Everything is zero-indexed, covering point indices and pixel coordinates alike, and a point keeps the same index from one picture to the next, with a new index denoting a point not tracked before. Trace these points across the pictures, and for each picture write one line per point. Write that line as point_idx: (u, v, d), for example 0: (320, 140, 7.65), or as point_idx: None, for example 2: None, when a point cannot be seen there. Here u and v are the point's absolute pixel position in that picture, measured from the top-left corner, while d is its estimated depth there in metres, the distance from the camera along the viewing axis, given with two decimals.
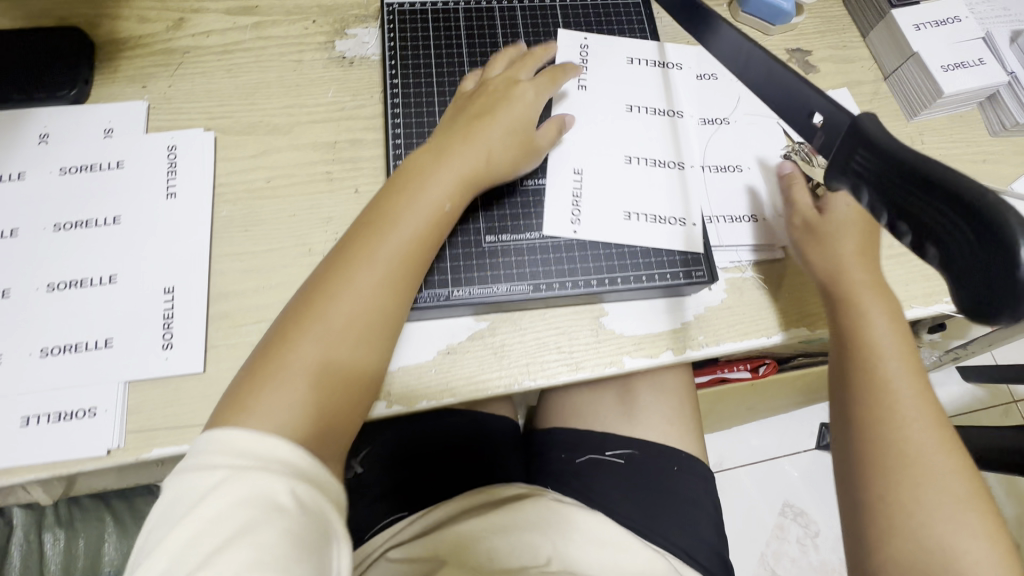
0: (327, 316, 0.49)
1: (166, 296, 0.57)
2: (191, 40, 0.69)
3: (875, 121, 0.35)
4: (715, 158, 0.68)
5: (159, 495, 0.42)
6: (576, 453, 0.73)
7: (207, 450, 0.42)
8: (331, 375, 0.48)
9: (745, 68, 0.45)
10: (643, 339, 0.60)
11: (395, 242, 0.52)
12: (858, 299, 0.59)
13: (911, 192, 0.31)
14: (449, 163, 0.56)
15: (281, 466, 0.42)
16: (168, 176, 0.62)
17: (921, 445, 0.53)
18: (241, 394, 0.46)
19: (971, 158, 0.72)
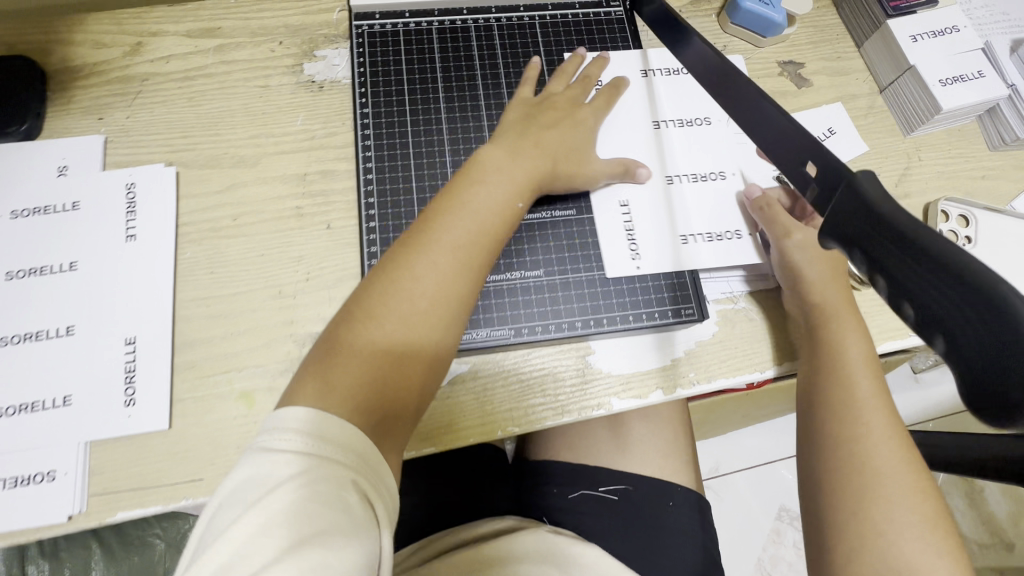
0: (395, 302, 0.48)
1: (128, 348, 0.54)
2: (150, 67, 0.65)
3: (872, 183, 0.32)
4: (699, 165, 0.64)
5: (223, 482, 0.41)
6: (569, 488, 0.71)
7: (285, 428, 0.42)
8: (395, 364, 0.47)
9: (739, 101, 0.44)
10: (631, 379, 0.58)
11: (471, 237, 0.51)
12: (834, 322, 0.56)
13: (912, 265, 0.29)
14: (524, 165, 0.55)
15: (347, 455, 0.41)
16: (127, 216, 0.59)
17: (887, 467, 0.50)
18: (311, 377, 0.46)
19: (970, 174, 0.69)
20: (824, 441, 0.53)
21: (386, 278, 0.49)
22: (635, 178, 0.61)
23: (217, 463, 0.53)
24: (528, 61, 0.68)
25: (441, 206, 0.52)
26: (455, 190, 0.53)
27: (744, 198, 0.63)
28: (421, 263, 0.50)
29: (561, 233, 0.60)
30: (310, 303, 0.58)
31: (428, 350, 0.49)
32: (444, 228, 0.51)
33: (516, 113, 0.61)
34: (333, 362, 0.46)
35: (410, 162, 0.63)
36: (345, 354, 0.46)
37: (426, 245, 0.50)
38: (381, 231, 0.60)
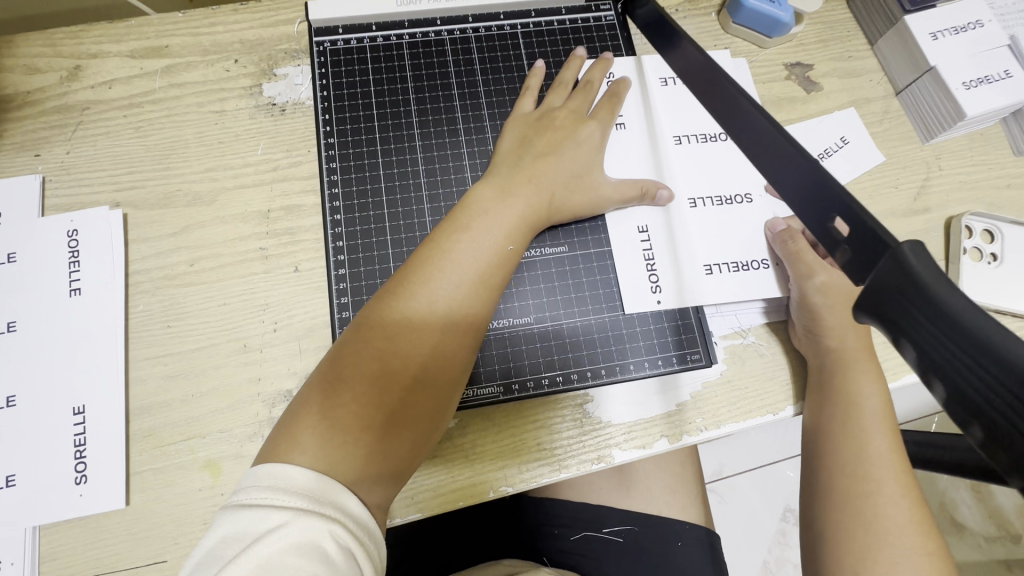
0: (385, 356, 0.42)
1: (77, 419, 0.49)
2: (91, 94, 0.59)
3: (927, 260, 0.26)
4: (714, 187, 0.58)
5: (197, 545, 0.36)
6: (571, 529, 0.66)
7: (264, 484, 0.37)
8: (385, 431, 0.41)
9: (751, 139, 0.39)
10: (633, 427, 0.53)
11: (465, 278, 0.45)
12: (848, 364, 0.52)
13: (980, 375, 0.23)
14: (518, 201, 0.50)
15: (333, 509, 0.37)
16: (71, 268, 0.53)
17: (896, 524, 0.46)
18: (290, 438, 0.40)
19: (994, 183, 0.63)
20: (830, 491, 0.49)
21: (371, 324, 0.43)
22: (654, 200, 0.56)
23: (180, 543, 0.48)
24: (511, 76, 0.62)
25: (430, 244, 0.47)
26: (447, 228, 0.47)
27: (769, 229, 0.57)
28: (411, 309, 0.43)
29: (552, 273, 0.55)
30: (279, 357, 0.53)
31: (420, 411, 0.43)
32: (434, 268, 0.45)
33: (513, 136, 0.55)
34: (311, 417, 0.40)
35: (381, 197, 0.57)
36: (326, 408, 0.40)
37: (416, 286, 0.44)
38: (351, 278, 0.55)
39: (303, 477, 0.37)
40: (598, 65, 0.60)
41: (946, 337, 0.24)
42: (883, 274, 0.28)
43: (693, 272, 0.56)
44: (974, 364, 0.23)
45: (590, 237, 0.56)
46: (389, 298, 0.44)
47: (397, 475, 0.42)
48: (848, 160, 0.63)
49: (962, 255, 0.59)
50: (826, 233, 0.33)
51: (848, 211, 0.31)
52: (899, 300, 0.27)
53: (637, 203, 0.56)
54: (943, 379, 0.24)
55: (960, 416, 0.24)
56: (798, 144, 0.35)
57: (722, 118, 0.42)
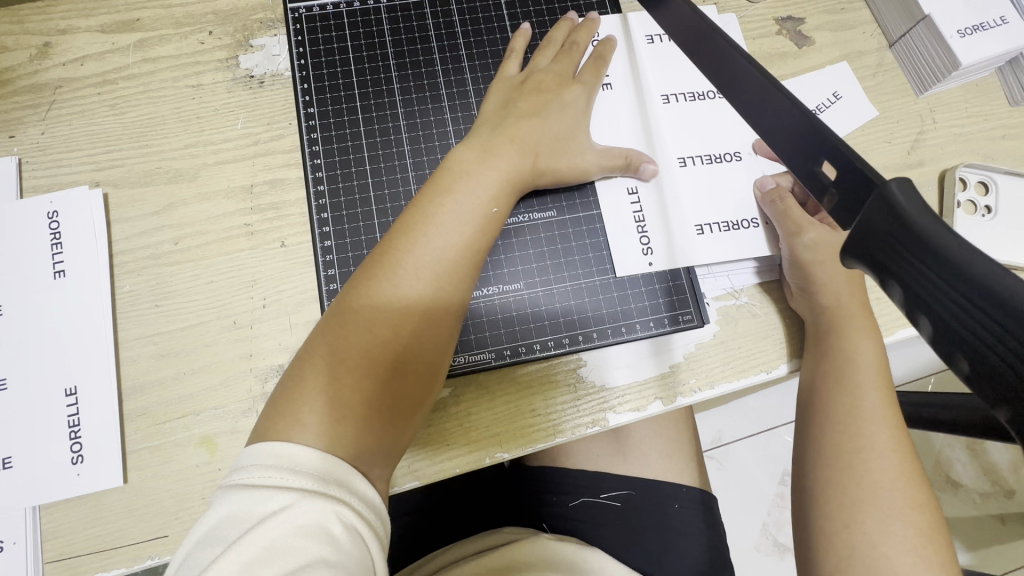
0: (371, 328, 0.42)
1: (70, 400, 0.50)
2: (63, 71, 0.57)
3: (916, 200, 0.26)
4: (704, 146, 0.57)
5: (199, 521, 0.36)
6: (569, 495, 0.67)
7: (266, 465, 0.37)
8: (377, 402, 0.41)
9: (738, 92, 0.38)
10: (626, 390, 0.53)
11: (451, 244, 0.45)
12: (842, 323, 0.51)
13: (971, 312, 0.22)
14: (500, 163, 0.49)
15: (336, 488, 0.37)
16: (54, 250, 0.52)
17: (885, 479, 0.47)
18: (282, 413, 0.40)
19: (989, 135, 0.62)
20: (822, 448, 0.50)
21: (357, 295, 0.43)
22: (639, 172, 0.55)
23: (180, 517, 0.48)
24: (494, 38, 0.60)
25: (412, 211, 0.46)
26: (429, 193, 0.47)
27: (758, 189, 0.56)
28: (396, 278, 0.43)
29: (541, 238, 0.55)
30: (270, 333, 0.52)
31: (413, 379, 0.43)
32: (417, 235, 0.44)
33: (497, 99, 0.54)
34: (304, 393, 0.40)
35: (364, 168, 0.56)
36: (319, 382, 0.40)
37: (401, 254, 0.44)
38: (337, 251, 0.54)
39: (305, 455, 0.37)
40: (585, 26, 0.58)
41: (935, 276, 0.24)
42: (868, 217, 0.27)
43: (684, 232, 0.55)
44: (963, 301, 0.23)
45: (578, 200, 0.56)
46: (373, 268, 0.44)
47: (395, 443, 0.42)
48: (841, 116, 0.62)
49: (956, 208, 0.59)
50: (814, 179, 0.32)
51: (836, 153, 0.30)
52: (886, 242, 0.26)
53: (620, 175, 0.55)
54: (930, 317, 0.24)
55: (946, 352, 0.24)
56: (786, 90, 0.34)
57: (709, 72, 0.41)
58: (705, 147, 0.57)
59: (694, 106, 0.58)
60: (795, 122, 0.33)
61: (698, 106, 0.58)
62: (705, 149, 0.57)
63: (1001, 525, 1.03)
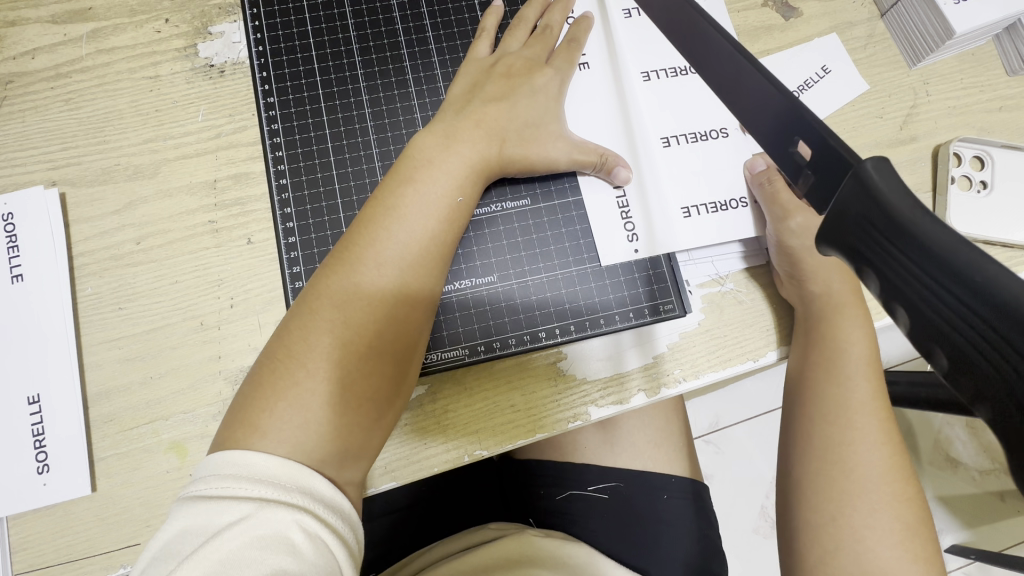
0: (334, 328, 0.40)
1: (34, 408, 0.48)
2: (14, 65, 0.54)
3: (892, 180, 0.24)
4: (688, 124, 0.55)
5: (156, 534, 0.35)
6: (557, 489, 0.66)
7: (223, 474, 0.35)
8: (342, 404, 0.39)
9: (712, 65, 0.35)
10: (608, 383, 0.51)
11: (414, 238, 0.43)
12: (833, 311, 0.50)
13: (952, 303, 0.21)
14: (466, 147, 0.47)
15: (297, 496, 0.36)
16: (10, 253, 0.50)
17: (872, 471, 0.45)
18: (245, 418, 0.38)
19: (985, 107, 0.60)
20: (808, 440, 0.48)
21: (316, 296, 0.41)
22: (611, 176, 0.52)
23: (152, 525, 0.47)
24: (462, 20, 0.57)
25: (375, 204, 0.44)
26: (392, 184, 0.45)
27: (748, 170, 0.54)
28: (359, 275, 0.42)
29: (515, 229, 0.53)
30: (238, 333, 0.51)
31: (378, 381, 0.41)
32: (378, 228, 0.43)
33: (465, 81, 0.51)
34: (263, 400, 0.38)
35: (329, 159, 0.54)
36: (279, 388, 0.39)
37: (362, 249, 0.42)
38: (302, 247, 0.52)
39: (267, 464, 0.36)
40: (558, 4, 0.55)
41: (909, 261, 0.22)
42: (843, 200, 0.25)
43: (667, 216, 0.53)
44: (945, 292, 0.21)
45: (554, 187, 0.54)
46: (333, 267, 0.42)
47: (363, 445, 0.40)
48: (829, 91, 0.59)
49: (950, 185, 0.57)
50: (790, 160, 0.30)
51: (812, 134, 0.28)
52: (861, 227, 0.24)
53: (595, 174, 0.53)
54: (906, 308, 0.22)
55: (925, 347, 0.22)
56: (760, 65, 0.32)
57: (684, 46, 0.38)
58: (689, 125, 0.55)
59: (675, 83, 0.56)
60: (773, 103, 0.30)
61: (680, 83, 0.56)
62: (690, 128, 0.55)
63: (1000, 502, 1.02)
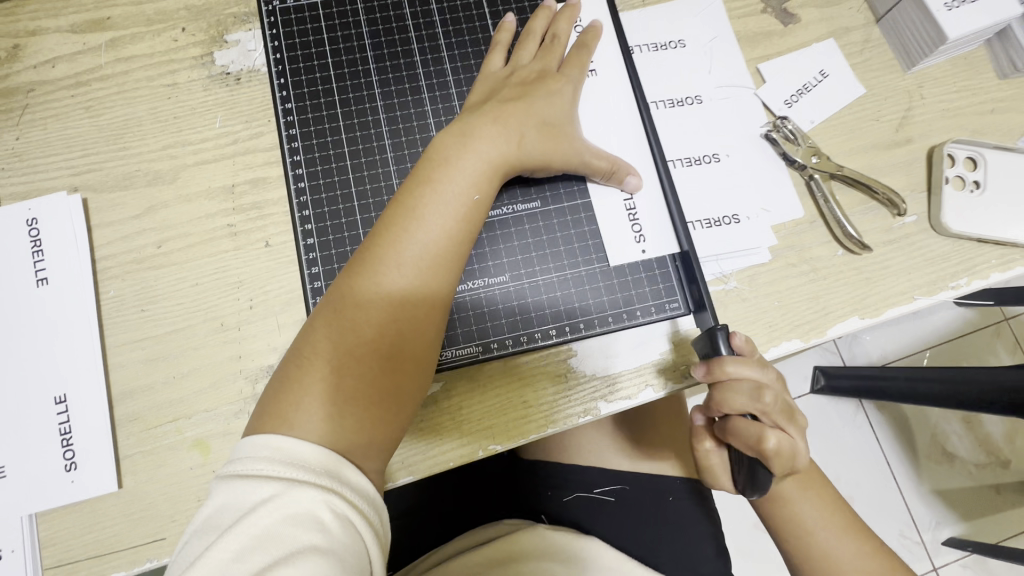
0: (359, 325, 0.42)
1: (60, 408, 0.50)
2: (34, 74, 0.56)
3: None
4: (687, 148, 0.59)
5: (199, 507, 0.38)
6: (564, 490, 0.67)
7: (258, 455, 0.38)
8: (367, 397, 0.41)
9: None
10: (617, 379, 0.53)
11: (433, 238, 0.45)
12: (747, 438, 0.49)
13: None
14: (482, 149, 0.48)
15: (328, 477, 0.38)
16: (35, 257, 0.52)
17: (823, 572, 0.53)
18: (277, 410, 0.40)
19: (977, 109, 0.62)
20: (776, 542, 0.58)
21: (341, 295, 0.43)
22: (622, 185, 0.54)
23: (177, 520, 0.48)
24: (473, 27, 0.59)
25: (395, 206, 0.46)
26: (411, 186, 0.47)
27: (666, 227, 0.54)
28: (382, 274, 0.43)
29: (525, 229, 0.54)
30: (258, 333, 0.52)
31: (402, 376, 0.43)
32: (400, 227, 0.45)
33: (478, 94, 0.54)
34: (293, 394, 0.40)
35: (345, 164, 0.55)
36: (308, 384, 0.41)
37: (384, 250, 0.44)
38: (320, 248, 0.53)
39: (299, 447, 0.38)
40: (565, 13, 0.57)
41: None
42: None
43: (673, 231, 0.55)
44: None
45: (563, 190, 0.55)
46: (356, 266, 0.44)
47: (386, 433, 0.42)
48: (827, 95, 0.61)
49: (945, 184, 0.58)
50: None
51: None
52: None
53: (604, 181, 0.55)
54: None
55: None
56: None
57: None
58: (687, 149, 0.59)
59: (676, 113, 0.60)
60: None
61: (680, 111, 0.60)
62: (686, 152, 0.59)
63: (996, 494, 1.03)
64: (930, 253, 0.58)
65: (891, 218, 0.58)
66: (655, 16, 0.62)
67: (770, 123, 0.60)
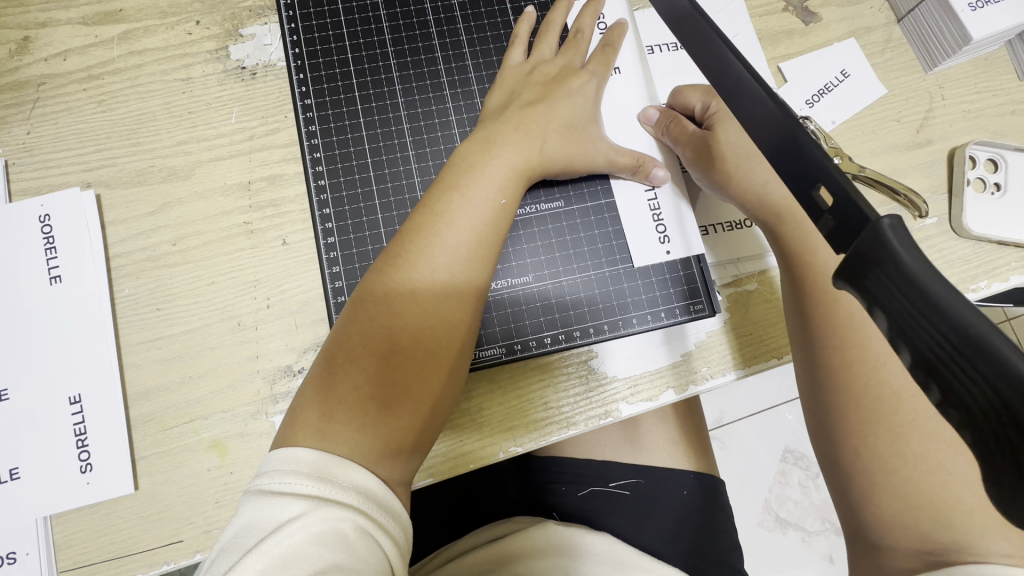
0: (389, 331, 0.42)
1: (75, 408, 0.49)
2: (45, 67, 0.54)
3: (905, 240, 0.25)
4: None
5: (226, 526, 0.37)
6: (578, 485, 0.67)
7: (285, 470, 0.37)
8: (400, 402, 0.41)
9: (733, 97, 0.39)
10: (639, 380, 0.53)
11: (463, 242, 0.44)
12: (818, 253, 0.50)
13: (944, 344, 0.24)
14: (508, 153, 0.48)
15: (352, 494, 0.37)
16: (48, 255, 0.51)
17: (937, 455, 0.44)
18: (309, 416, 0.40)
19: (997, 111, 0.61)
20: (833, 459, 0.48)
21: (371, 302, 0.43)
22: (648, 178, 0.54)
23: (194, 522, 0.48)
24: (496, 24, 0.58)
25: (423, 211, 0.45)
26: (437, 192, 0.46)
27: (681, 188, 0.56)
28: (413, 279, 0.43)
29: (548, 229, 0.54)
30: (275, 333, 0.51)
31: (433, 381, 0.42)
32: (428, 234, 0.44)
33: (502, 92, 0.53)
34: (323, 402, 0.40)
35: (365, 161, 0.55)
36: (338, 392, 0.40)
37: (413, 256, 0.43)
38: (341, 247, 0.53)
39: (324, 463, 0.38)
40: (588, 8, 0.56)
41: (920, 318, 0.24)
42: (858, 247, 0.27)
43: (695, 232, 0.55)
44: (943, 342, 0.24)
45: (586, 189, 0.55)
46: (386, 271, 0.43)
47: (411, 441, 0.42)
48: (848, 95, 0.60)
49: (965, 187, 0.58)
50: (811, 203, 0.32)
51: (832, 180, 0.31)
52: (876, 269, 0.26)
53: (629, 177, 0.54)
54: (910, 345, 0.25)
55: (923, 381, 0.25)
56: (786, 106, 0.34)
57: (710, 74, 0.41)
58: None
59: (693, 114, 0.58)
60: (779, 124, 0.34)
61: None
62: None
63: None
64: (949, 255, 0.58)
65: (912, 220, 0.58)
66: None
67: None
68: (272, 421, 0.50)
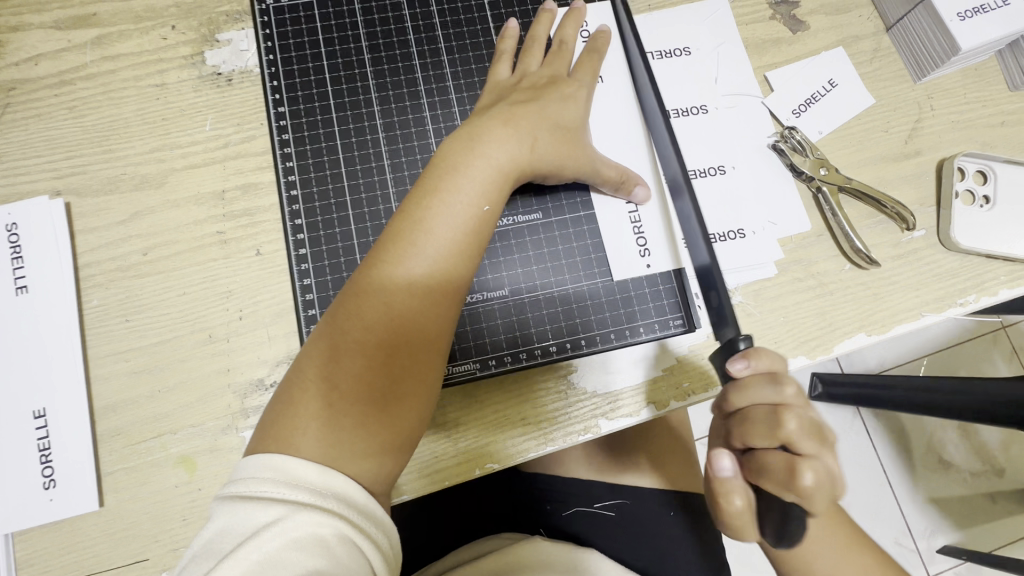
0: (370, 344, 0.40)
1: (39, 422, 0.48)
2: (16, 71, 0.53)
3: None
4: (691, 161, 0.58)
5: (200, 535, 0.37)
6: (562, 504, 0.66)
7: (263, 476, 0.37)
8: (381, 415, 0.40)
9: None
10: (619, 396, 0.51)
11: (446, 249, 0.43)
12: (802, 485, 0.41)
13: None
14: (495, 155, 0.46)
15: (335, 500, 0.36)
16: (14, 265, 0.50)
17: None
18: (285, 432, 0.39)
19: (987, 122, 0.60)
20: None
21: (350, 313, 0.41)
22: (630, 197, 0.53)
23: (161, 540, 0.46)
24: (478, 29, 0.58)
25: (401, 218, 0.44)
26: (420, 196, 0.45)
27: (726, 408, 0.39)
28: (394, 289, 0.42)
29: (526, 242, 0.53)
30: (246, 346, 0.50)
31: (413, 393, 0.41)
32: (410, 243, 0.43)
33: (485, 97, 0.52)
34: (297, 417, 0.39)
35: (341, 170, 0.53)
36: (314, 408, 0.39)
37: (393, 264, 0.42)
38: (313, 259, 0.52)
39: (304, 470, 0.37)
40: (571, 17, 0.56)
41: None
42: None
43: (678, 246, 0.54)
44: None
45: (565, 201, 0.54)
46: (365, 282, 0.42)
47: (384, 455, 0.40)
48: (835, 105, 0.60)
49: (953, 199, 0.57)
50: None
51: None
52: None
53: (613, 194, 0.53)
54: None
55: None
56: None
57: None
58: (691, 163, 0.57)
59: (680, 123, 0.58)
60: None
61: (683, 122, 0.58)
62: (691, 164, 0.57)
63: (991, 505, 1.00)
64: (934, 270, 0.57)
65: (900, 232, 0.57)
66: (665, 20, 0.60)
67: (777, 134, 0.59)
68: (241, 436, 0.48)
